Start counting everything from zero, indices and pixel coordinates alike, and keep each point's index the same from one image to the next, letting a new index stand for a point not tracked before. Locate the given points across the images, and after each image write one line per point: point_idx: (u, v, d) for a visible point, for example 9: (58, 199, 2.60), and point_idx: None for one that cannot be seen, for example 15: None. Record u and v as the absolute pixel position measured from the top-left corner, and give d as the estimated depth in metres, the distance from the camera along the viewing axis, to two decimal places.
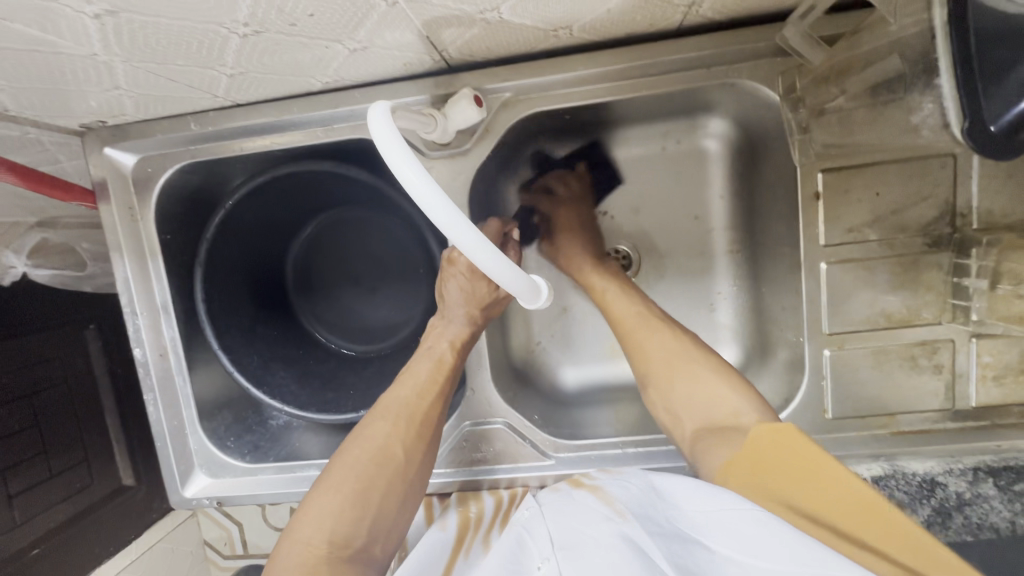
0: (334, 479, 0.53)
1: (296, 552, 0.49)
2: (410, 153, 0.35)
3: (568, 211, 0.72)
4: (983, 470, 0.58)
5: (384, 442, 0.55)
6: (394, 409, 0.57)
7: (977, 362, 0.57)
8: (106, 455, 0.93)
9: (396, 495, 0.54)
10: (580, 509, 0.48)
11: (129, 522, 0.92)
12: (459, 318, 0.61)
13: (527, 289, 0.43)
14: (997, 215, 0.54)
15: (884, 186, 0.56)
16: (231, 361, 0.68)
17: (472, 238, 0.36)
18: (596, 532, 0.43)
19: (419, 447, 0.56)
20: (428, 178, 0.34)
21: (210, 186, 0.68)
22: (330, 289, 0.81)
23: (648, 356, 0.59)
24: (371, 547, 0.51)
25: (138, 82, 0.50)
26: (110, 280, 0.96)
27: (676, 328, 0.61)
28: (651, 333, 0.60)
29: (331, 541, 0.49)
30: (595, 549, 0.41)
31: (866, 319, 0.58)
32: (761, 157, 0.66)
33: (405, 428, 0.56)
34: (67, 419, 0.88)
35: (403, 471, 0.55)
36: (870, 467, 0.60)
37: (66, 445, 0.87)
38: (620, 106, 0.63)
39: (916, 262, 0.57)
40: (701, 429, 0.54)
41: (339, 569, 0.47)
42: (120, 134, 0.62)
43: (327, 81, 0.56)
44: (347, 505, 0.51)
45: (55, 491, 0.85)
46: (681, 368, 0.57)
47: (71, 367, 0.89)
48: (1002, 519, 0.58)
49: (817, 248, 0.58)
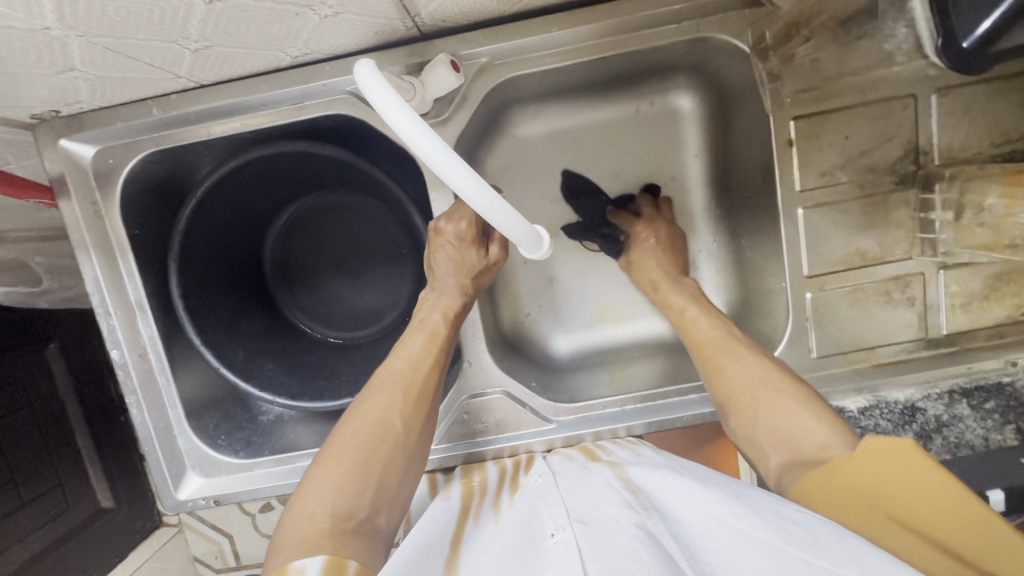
0: (335, 453, 0.52)
1: (300, 528, 0.47)
2: (404, 104, 0.33)
3: (648, 230, 0.71)
4: (958, 392, 0.62)
5: (381, 415, 0.54)
6: (389, 381, 0.57)
7: (946, 292, 0.60)
8: (81, 474, 0.90)
9: (397, 465, 0.53)
10: (594, 484, 0.52)
11: (110, 546, 0.93)
12: (451, 289, 0.61)
13: (530, 240, 0.43)
14: (956, 151, 0.57)
15: (852, 130, 0.58)
16: (215, 356, 0.67)
17: (478, 186, 0.36)
18: (617, 517, 0.45)
19: (418, 417, 0.56)
20: (426, 128, 0.33)
21: (177, 177, 0.65)
22: (311, 278, 0.79)
23: (724, 383, 0.57)
24: (374, 519, 0.50)
25: (95, 62, 0.47)
26: (67, 296, 0.89)
27: (751, 350, 0.58)
28: (729, 360, 0.58)
29: (335, 514, 0.48)
30: (612, 522, 0.44)
31: (842, 259, 0.61)
32: (733, 111, 0.67)
33: (402, 398, 0.55)
34: (35, 442, 0.84)
35: (403, 441, 0.54)
36: (855, 400, 0.63)
37: (33, 475, 0.82)
38: (594, 68, 0.63)
39: (885, 201, 0.60)
40: (787, 463, 0.51)
41: (342, 541, 0.46)
42: (75, 125, 0.58)
43: (296, 55, 0.54)
44: (349, 477, 0.51)
45: (29, 521, 0.81)
46: (761, 396, 0.55)
47: (36, 387, 0.85)
48: (976, 436, 0.62)
49: (793, 195, 0.60)
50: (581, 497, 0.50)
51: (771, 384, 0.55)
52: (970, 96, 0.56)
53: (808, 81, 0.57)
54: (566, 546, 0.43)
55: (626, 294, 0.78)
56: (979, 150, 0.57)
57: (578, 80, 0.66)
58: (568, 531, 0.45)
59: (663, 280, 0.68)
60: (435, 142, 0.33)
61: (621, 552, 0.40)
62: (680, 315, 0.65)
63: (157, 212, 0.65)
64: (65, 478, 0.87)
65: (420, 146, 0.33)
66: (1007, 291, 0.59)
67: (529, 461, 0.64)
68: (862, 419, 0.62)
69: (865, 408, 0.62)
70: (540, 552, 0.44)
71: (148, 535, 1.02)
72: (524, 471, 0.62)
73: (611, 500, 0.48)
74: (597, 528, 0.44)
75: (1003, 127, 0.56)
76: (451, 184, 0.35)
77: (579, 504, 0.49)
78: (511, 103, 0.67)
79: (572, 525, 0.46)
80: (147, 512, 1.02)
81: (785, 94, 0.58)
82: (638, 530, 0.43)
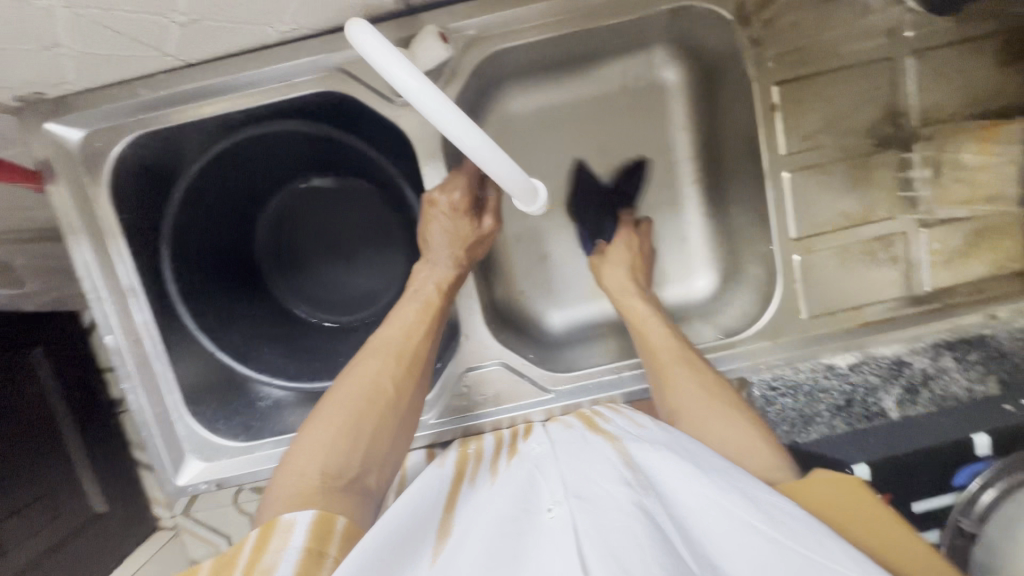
0: (327, 414, 0.53)
1: (291, 483, 0.48)
2: (399, 55, 0.35)
3: (628, 235, 0.72)
4: (941, 345, 0.64)
5: (373, 378, 0.55)
6: (383, 346, 0.58)
7: (928, 249, 0.62)
8: (71, 486, 0.90)
9: (388, 427, 0.54)
10: (590, 453, 0.50)
11: (107, 546, 0.96)
12: (445, 260, 0.62)
13: (526, 191, 0.46)
14: (934, 111, 0.59)
15: (833, 93, 0.60)
16: (211, 341, 0.70)
17: (474, 136, 0.39)
18: (614, 494, 0.42)
19: (410, 381, 0.57)
20: (419, 76, 0.35)
21: (166, 159, 0.65)
22: (304, 263, 0.79)
23: (679, 398, 0.58)
24: (364, 478, 0.50)
25: (82, 36, 0.47)
26: (51, 297, 0.88)
27: (706, 370, 0.59)
28: (683, 374, 0.59)
29: (325, 472, 0.49)
30: (609, 500, 0.42)
31: (827, 221, 0.62)
32: (717, 82, 0.69)
33: (394, 362, 0.56)
34: (24, 447, 0.84)
35: (395, 404, 0.55)
36: (844, 357, 0.65)
37: (25, 480, 0.83)
38: (579, 40, 0.64)
39: (867, 162, 0.61)
40: None
41: (332, 496, 0.46)
42: (61, 107, 0.58)
43: (284, 31, 0.54)
44: (340, 437, 0.52)
45: (25, 525, 0.82)
46: (710, 414, 0.56)
47: (24, 394, 0.85)
48: (961, 388, 0.64)
49: (779, 159, 0.61)
50: (575, 468, 0.48)
51: (718, 406, 0.56)
52: (944, 58, 0.58)
53: (790, 45, 0.59)
54: (562, 524, 0.41)
55: None
56: (957, 110, 0.59)
57: (564, 54, 0.66)
58: (565, 506, 0.42)
59: (630, 288, 0.68)
60: (428, 92, 0.35)
61: (618, 539, 0.38)
62: (638, 325, 0.65)
63: (147, 196, 0.65)
64: (56, 482, 0.88)
65: (415, 96, 0.36)
66: (987, 246, 0.61)
67: (528, 429, 0.63)
68: (851, 375, 0.65)
69: (854, 364, 0.65)
70: (534, 529, 0.42)
71: (143, 539, 1.05)
72: (523, 439, 0.61)
73: (608, 474, 0.45)
74: (594, 504, 0.42)
75: (978, 87, 0.58)
76: (445, 132, 0.37)
77: (575, 475, 0.47)
78: (498, 79, 0.68)
79: (568, 500, 0.43)
80: (142, 516, 1.05)
81: (768, 59, 0.59)
82: (635, 512, 0.40)
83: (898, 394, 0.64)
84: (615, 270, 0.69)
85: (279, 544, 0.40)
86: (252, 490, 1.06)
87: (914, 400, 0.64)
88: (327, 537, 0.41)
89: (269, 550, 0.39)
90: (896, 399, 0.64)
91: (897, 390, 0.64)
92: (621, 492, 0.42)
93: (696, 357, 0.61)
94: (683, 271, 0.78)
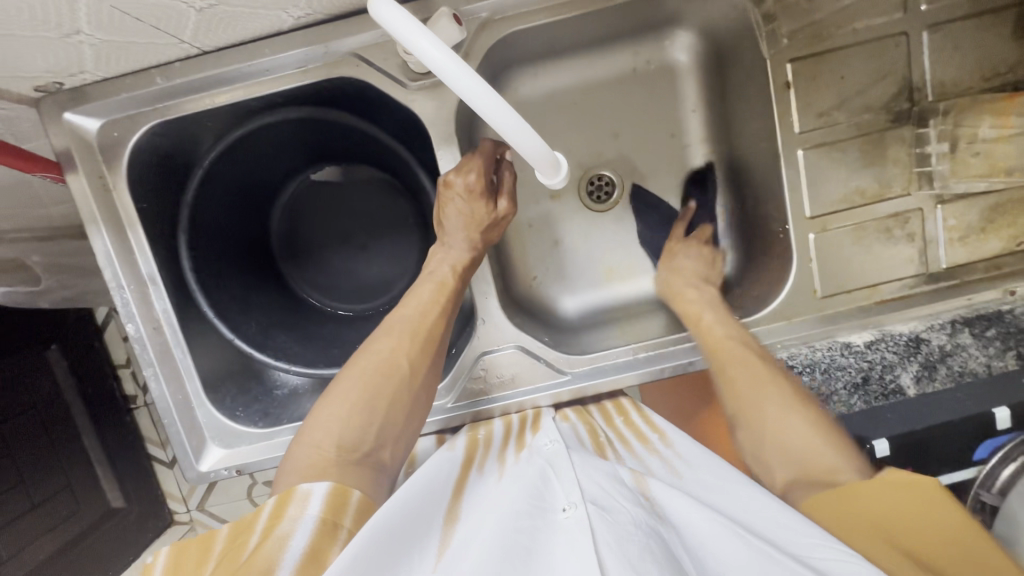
0: (342, 389, 0.54)
1: (306, 455, 0.49)
2: (421, 27, 0.38)
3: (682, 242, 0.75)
4: (959, 322, 0.64)
5: (389, 355, 0.56)
6: (398, 325, 0.58)
7: (944, 226, 0.62)
8: (91, 476, 0.94)
9: (403, 404, 0.54)
10: (608, 474, 0.50)
11: (122, 542, 0.97)
12: (460, 243, 0.62)
13: (546, 163, 0.47)
14: (948, 86, 0.58)
15: (848, 69, 0.59)
16: (229, 329, 0.70)
17: (490, 101, 0.40)
18: (631, 511, 0.43)
19: (426, 360, 0.57)
20: (440, 45, 0.38)
21: (183, 149, 0.65)
22: (317, 252, 0.80)
23: (738, 395, 0.59)
24: (379, 453, 0.51)
25: (101, 23, 0.47)
26: (67, 292, 0.89)
27: (764, 365, 0.59)
28: (741, 370, 0.59)
29: (339, 445, 0.50)
30: (626, 515, 0.42)
31: (842, 199, 0.62)
32: (729, 62, 0.69)
33: (409, 341, 0.57)
34: (41, 443, 0.87)
35: (410, 381, 0.55)
36: (861, 334, 0.64)
37: (43, 475, 0.87)
38: (591, 23, 0.64)
39: (882, 138, 0.61)
40: (793, 480, 0.53)
41: (347, 470, 0.48)
42: (79, 97, 0.58)
43: (299, 16, 0.55)
44: (356, 412, 0.52)
45: (42, 521, 0.86)
46: (776, 408, 0.57)
47: (40, 390, 0.87)
48: (979, 364, 0.64)
49: (792, 137, 0.61)
50: (591, 479, 0.48)
51: (781, 401, 0.57)
52: (960, 31, 0.57)
53: (804, 21, 0.58)
54: (578, 523, 0.41)
55: (631, 252, 0.79)
56: (971, 84, 0.58)
57: (575, 37, 0.66)
58: (581, 508, 0.42)
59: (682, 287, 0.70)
60: (448, 59, 0.38)
61: (635, 551, 0.38)
62: (698, 323, 0.65)
63: (163, 186, 0.65)
64: (73, 477, 0.91)
65: (439, 66, 0.38)
66: (1004, 222, 0.61)
67: (536, 417, 0.65)
68: (868, 352, 0.64)
69: (871, 342, 0.64)
70: (546, 529, 0.42)
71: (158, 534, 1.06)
72: (531, 428, 0.62)
73: (626, 497, 0.46)
74: (611, 515, 0.42)
75: (993, 61, 0.58)
76: (463, 96, 0.39)
77: (591, 485, 0.47)
78: (510, 63, 0.68)
79: (585, 503, 0.43)
80: (157, 510, 1.06)
81: (781, 35, 0.59)
82: (649, 530, 0.41)
83: (915, 370, 0.64)
84: (680, 272, 0.72)
85: (296, 511, 0.41)
86: (265, 484, 1.07)
87: (931, 376, 0.64)
88: (341, 508, 0.43)
89: (286, 516, 0.40)
90: (914, 376, 0.64)
91: (914, 368, 0.64)
92: (638, 514, 0.43)
93: (761, 355, 0.60)
94: None
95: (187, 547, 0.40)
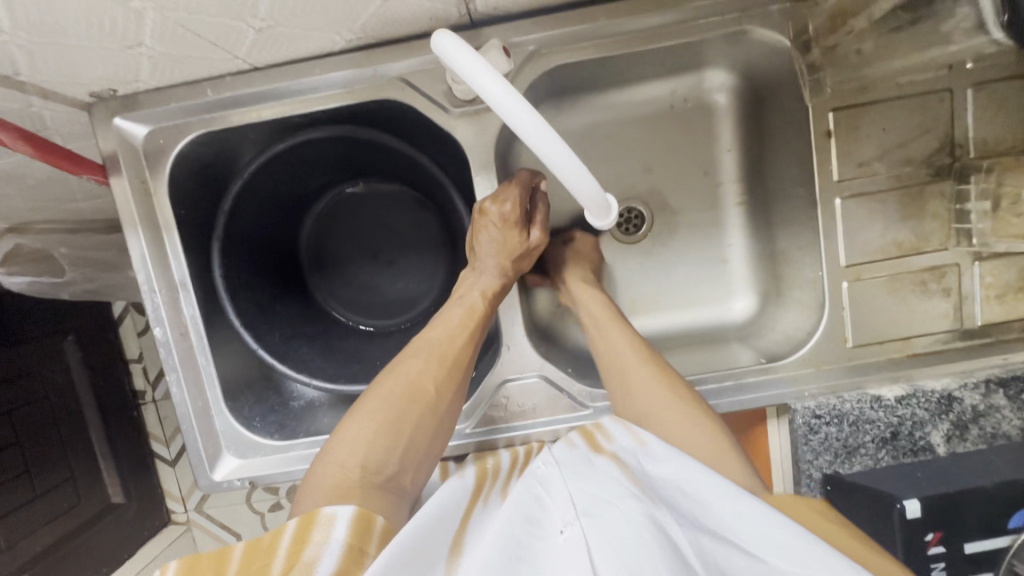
0: (368, 410, 0.53)
1: (331, 473, 0.49)
2: (480, 59, 0.39)
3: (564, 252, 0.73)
4: (994, 382, 0.63)
5: (416, 376, 0.56)
6: (426, 347, 0.58)
7: (981, 283, 0.61)
8: (94, 472, 0.94)
9: (427, 429, 0.54)
10: (599, 470, 0.44)
11: (122, 539, 0.96)
12: (491, 269, 0.63)
13: (596, 204, 0.47)
14: (991, 144, 0.58)
15: (890, 122, 0.60)
16: (252, 338, 0.70)
17: (548, 137, 0.40)
18: (629, 510, 0.39)
19: (450, 383, 0.57)
20: (499, 79, 0.39)
21: (222, 160, 0.66)
22: (345, 266, 0.80)
23: (635, 403, 0.57)
24: (401, 478, 0.51)
25: (163, 37, 0.48)
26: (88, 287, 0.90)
27: (662, 374, 0.58)
28: (639, 379, 0.58)
29: (364, 466, 0.49)
30: (621, 522, 0.38)
31: (879, 249, 0.62)
32: (769, 105, 0.69)
33: (436, 364, 0.57)
34: (49, 433, 0.88)
35: (435, 404, 0.55)
36: (892, 389, 0.64)
37: (49, 467, 0.87)
38: (631, 60, 0.64)
39: (922, 192, 0.61)
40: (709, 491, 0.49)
41: (371, 492, 0.47)
42: (130, 104, 0.60)
43: (350, 39, 0.56)
44: (380, 433, 0.52)
45: (41, 513, 0.85)
46: (671, 414, 0.55)
47: (54, 383, 0.89)
48: (1012, 426, 0.64)
49: (830, 184, 0.62)
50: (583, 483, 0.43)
51: (677, 404, 0.56)
52: (1006, 90, 0.57)
53: (849, 72, 0.59)
54: (580, 549, 0.37)
55: (659, 285, 0.78)
56: (1016, 143, 0.58)
57: (617, 71, 0.67)
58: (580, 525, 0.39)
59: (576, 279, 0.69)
60: (511, 95, 0.38)
61: (633, 558, 0.36)
62: (600, 322, 0.64)
63: (203, 193, 0.67)
64: (79, 469, 0.92)
65: (497, 98, 0.38)
66: None
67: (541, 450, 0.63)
68: (899, 408, 0.64)
69: (902, 397, 0.63)
70: (544, 550, 0.39)
71: (156, 533, 1.04)
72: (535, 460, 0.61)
73: (617, 488, 0.42)
74: (610, 525, 0.38)
75: None
76: (525, 136, 0.39)
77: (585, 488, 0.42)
78: (550, 94, 0.68)
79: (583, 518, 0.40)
80: (156, 510, 1.06)
81: (826, 85, 0.59)
82: (651, 527, 0.38)
83: (946, 429, 0.64)
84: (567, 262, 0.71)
85: (322, 537, 0.40)
86: (265, 490, 1.07)
87: (962, 436, 0.64)
88: (366, 534, 0.42)
89: (311, 541, 0.40)
90: (945, 433, 0.64)
91: (945, 425, 0.64)
92: (633, 508, 0.39)
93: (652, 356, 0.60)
94: (723, 292, 0.77)
95: (199, 561, 0.39)
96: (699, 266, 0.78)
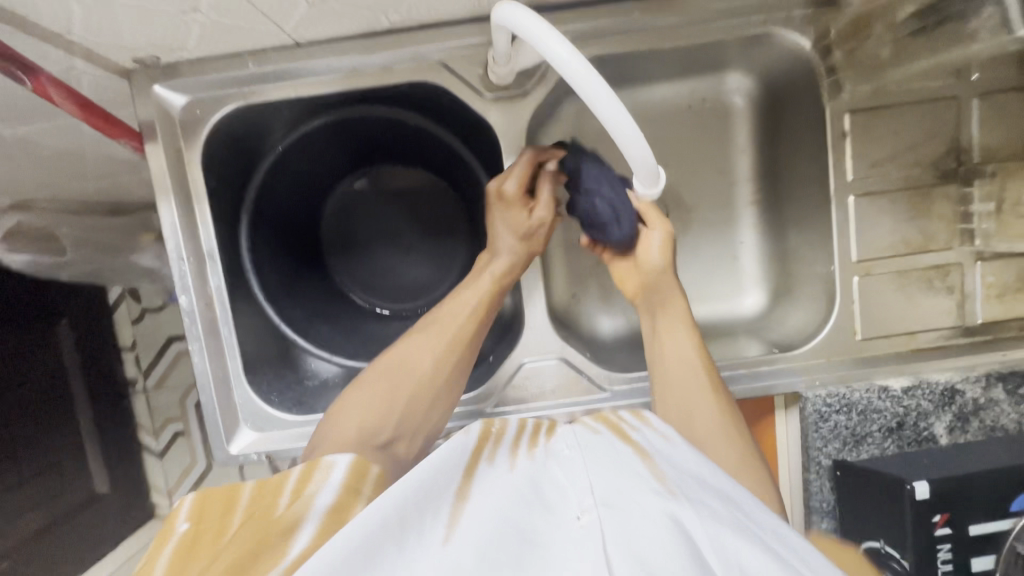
0: (369, 380, 0.58)
1: (332, 435, 0.54)
2: (548, 27, 0.41)
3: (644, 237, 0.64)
4: (993, 376, 0.67)
5: (416, 352, 0.59)
6: (429, 325, 0.62)
7: (982, 282, 0.64)
8: (80, 459, 0.92)
9: (424, 402, 0.58)
10: (619, 461, 0.42)
11: (103, 528, 0.95)
12: (500, 248, 0.64)
13: (646, 173, 0.50)
14: (993, 150, 0.62)
15: (902, 125, 0.63)
16: (275, 312, 0.72)
17: (609, 102, 0.42)
18: (648, 510, 0.37)
19: (449, 361, 0.60)
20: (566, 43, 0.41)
21: (253, 136, 0.68)
22: (367, 248, 0.81)
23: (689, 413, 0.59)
24: (397, 443, 0.54)
25: (220, 6, 0.49)
26: (93, 266, 0.89)
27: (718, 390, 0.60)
28: (694, 393, 0.60)
29: (362, 429, 0.54)
30: (640, 521, 0.37)
31: (889, 246, 0.65)
32: (783, 107, 0.72)
33: (438, 342, 0.60)
34: (41, 416, 0.86)
35: (433, 380, 0.59)
36: (900, 380, 0.67)
37: (40, 451, 0.85)
38: (657, 58, 0.67)
39: (929, 193, 0.64)
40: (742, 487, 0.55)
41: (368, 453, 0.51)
42: (171, 73, 0.60)
43: (394, 21, 0.57)
44: (378, 401, 0.56)
45: (30, 499, 0.83)
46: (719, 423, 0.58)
47: (49, 364, 0.87)
48: (1010, 420, 0.68)
49: (845, 183, 0.65)
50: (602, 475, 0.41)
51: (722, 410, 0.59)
52: (1008, 101, 0.61)
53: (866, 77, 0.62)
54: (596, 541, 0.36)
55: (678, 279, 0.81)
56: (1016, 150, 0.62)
57: (647, 67, 0.69)
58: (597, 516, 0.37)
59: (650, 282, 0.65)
60: (576, 56, 0.40)
61: (651, 557, 0.34)
62: (663, 332, 0.64)
63: (234, 166, 0.68)
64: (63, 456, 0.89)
65: (562, 61, 0.41)
66: None
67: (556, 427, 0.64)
68: (905, 398, 0.67)
69: (909, 388, 0.67)
70: (558, 535, 0.37)
71: (139, 526, 1.02)
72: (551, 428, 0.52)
73: (635, 484, 0.40)
74: (628, 523, 0.36)
75: None
76: (589, 100, 0.42)
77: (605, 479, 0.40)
78: None
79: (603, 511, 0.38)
80: (141, 502, 1.03)
81: (844, 88, 0.63)
82: (672, 530, 0.36)
83: (949, 420, 0.68)
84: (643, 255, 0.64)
85: (322, 477, 0.41)
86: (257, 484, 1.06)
87: (963, 428, 0.68)
88: (362, 478, 0.42)
89: (313, 480, 0.41)
90: (947, 424, 0.68)
91: (948, 416, 0.67)
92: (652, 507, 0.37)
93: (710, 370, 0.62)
94: (734, 287, 0.80)
95: (211, 492, 0.40)
96: (711, 263, 0.80)
